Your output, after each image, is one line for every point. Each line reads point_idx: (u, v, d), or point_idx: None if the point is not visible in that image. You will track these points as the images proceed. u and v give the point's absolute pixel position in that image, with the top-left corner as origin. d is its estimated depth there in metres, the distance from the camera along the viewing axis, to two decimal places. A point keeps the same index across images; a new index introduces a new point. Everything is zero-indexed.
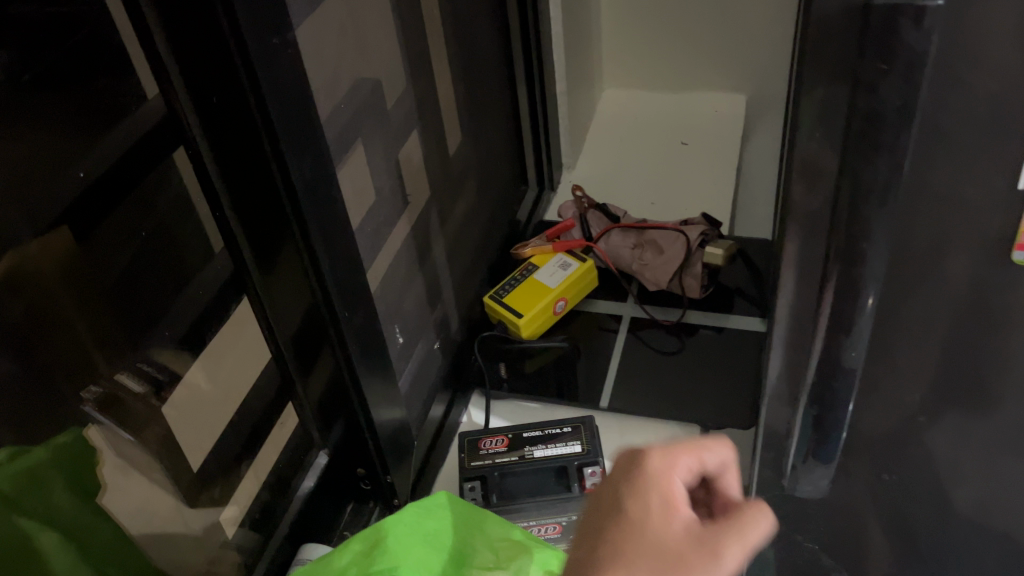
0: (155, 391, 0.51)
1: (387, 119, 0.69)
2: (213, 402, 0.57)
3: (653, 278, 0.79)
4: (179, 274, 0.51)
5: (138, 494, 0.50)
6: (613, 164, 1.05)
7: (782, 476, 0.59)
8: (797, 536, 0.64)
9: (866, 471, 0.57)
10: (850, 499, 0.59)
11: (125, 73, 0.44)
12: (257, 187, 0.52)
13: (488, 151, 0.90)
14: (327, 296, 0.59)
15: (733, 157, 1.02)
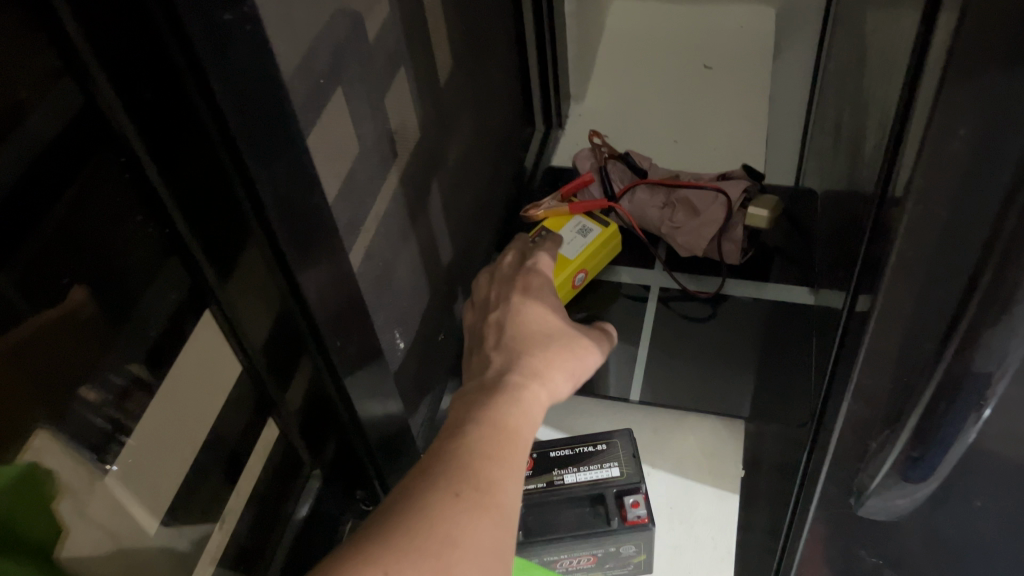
0: (117, 409, 0.41)
1: (386, 72, 0.58)
2: (186, 422, 0.47)
3: (686, 243, 0.71)
4: (121, 303, 0.40)
5: (99, 526, 0.41)
6: (627, 95, 0.94)
7: (851, 494, 0.52)
8: (858, 548, 0.56)
9: (951, 496, 0.49)
10: (928, 519, 0.51)
11: (26, 56, 0.32)
12: (212, 197, 0.40)
13: (493, 91, 0.79)
14: (301, 301, 0.48)
15: (762, 84, 0.93)
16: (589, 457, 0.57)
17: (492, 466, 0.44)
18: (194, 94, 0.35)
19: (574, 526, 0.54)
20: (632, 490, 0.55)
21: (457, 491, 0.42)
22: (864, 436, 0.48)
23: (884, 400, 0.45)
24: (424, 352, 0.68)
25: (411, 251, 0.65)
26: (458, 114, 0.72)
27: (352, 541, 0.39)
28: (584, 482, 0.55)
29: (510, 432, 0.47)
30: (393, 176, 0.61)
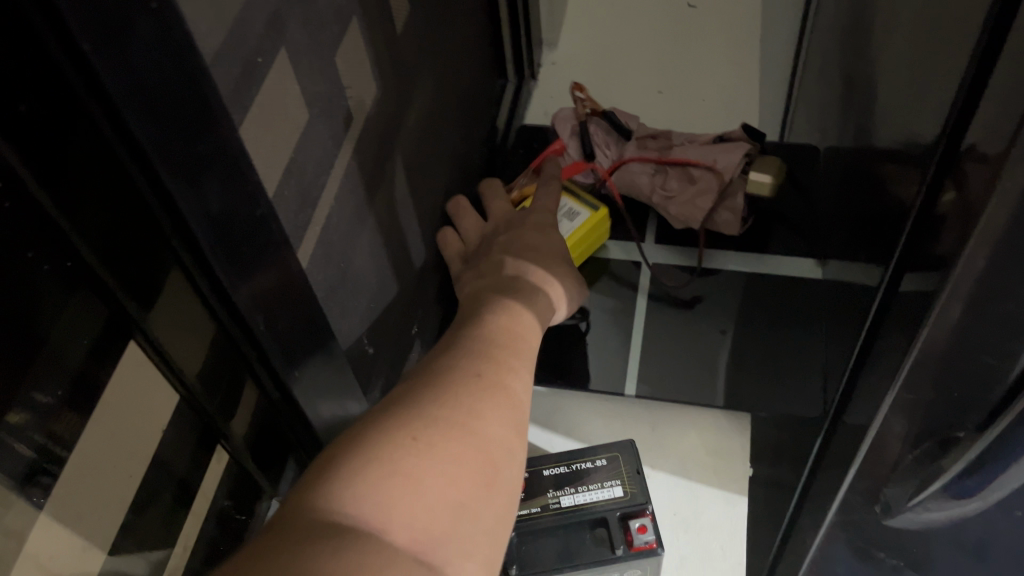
0: (46, 431, 0.35)
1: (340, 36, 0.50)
2: (127, 452, 0.41)
3: (680, 212, 0.68)
4: (23, 344, 0.32)
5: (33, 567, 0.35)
6: (605, 45, 0.88)
7: (875, 502, 0.47)
8: (875, 551, 0.52)
9: (990, 509, 0.44)
10: (959, 529, 0.47)
11: None
12: (117, 210, 0.33)
13: (461, 44, 0.70)
14: (232, 315, 0.41)
15: (748, 32, 0.87)
16: (587, 475, 0.54)
17: (509, 349, 0.48)
18: (78, 83, 0.27)
19: (577, 555, 0.51)
20: (637, 511, 0.51)
21: (478, 371, 0.44)
22: (896, 448, 0.42)
23: (923, 413, 0.40)
24: (393, 343, 0.62)
25: (375, 233, 0.57)
26: (422, 68, 0.63)
27: (388, 401, 0.42)
28: (584, 505, 0.52)
29: (522, 339, 0.50)
30: (350, 151, 0.53)
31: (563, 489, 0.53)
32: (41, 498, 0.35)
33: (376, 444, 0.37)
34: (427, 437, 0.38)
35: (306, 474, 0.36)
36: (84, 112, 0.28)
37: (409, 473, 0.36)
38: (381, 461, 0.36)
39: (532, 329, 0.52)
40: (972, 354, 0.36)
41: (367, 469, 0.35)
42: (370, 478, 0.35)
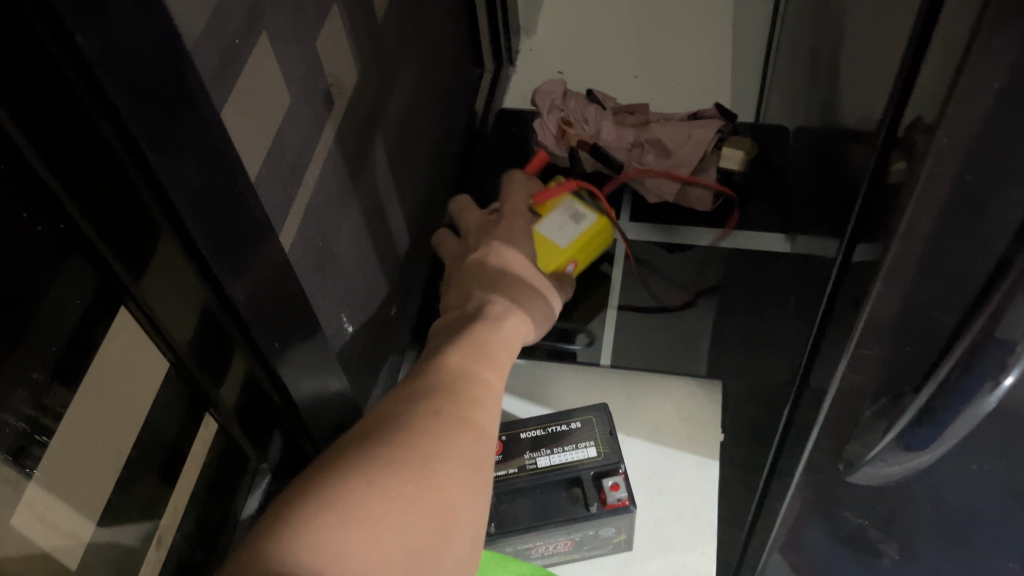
0: (37, 400, 0.36)
1: (313, 19, 0.51)
2: (115, 418, 0.42)
3: (656, 187, 0.70)
4: (17, 307, 0.33)
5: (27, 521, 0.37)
6: (584, 32, 0.91)
7: (836, 459, 0.49)
8: (840, 509, 0.54)
9: (948, 467, 0.47)
10: (916, 488, 0.49)
11: None
12: (105, 184, 0.34)
13: (439, 31, 0.72)
14: (220, 292, 0.42)
15: (722, 20, 0.90)
16: (562, 436, 0.55)
17: (471, 385, 0.49)
18: (62, 56, 0.28)
19: (552, 513, 0.52)
20: (612, 472, 0.53)
21: (438, 410, 0.45)
22: (852, 405, 0.45)
23: (875, 368, 0.42)
24: (376, 323, 0.63)
25: (356, 214, 0.59)
26: (400, 56, 0.65)
27: (349, 445, 0.42)
28: (559, 465, 0.53)
29: (483, 376, 0.51)
30: (330, 133, 0.54)
31: (539, 450, 0.55)
32: (31, 468, 0.37)
33: (336, 488, 0.38)
34: (384, 481, 0.39)
35: (268, 522, 0.37)
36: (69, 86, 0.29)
37: (366, 513, 0.37)
38: (336, 508, 0.36)
39: (502, 358, 0.54)
40: (923, 315, 0.38)
41: (326, 514, 0.36)
42: (328, 524, 0.36)
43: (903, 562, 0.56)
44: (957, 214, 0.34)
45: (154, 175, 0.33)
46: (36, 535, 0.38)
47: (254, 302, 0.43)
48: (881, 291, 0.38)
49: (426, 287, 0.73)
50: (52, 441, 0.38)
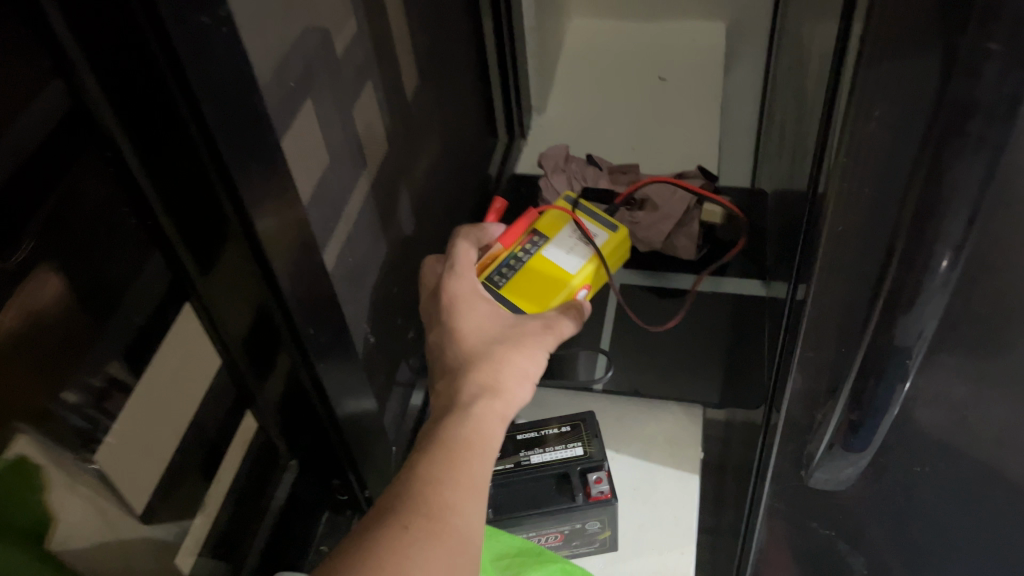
0: (100, 403, 0.45)
1: (342, 79, 0.59)
2: (167, 415, 0.50)
3: (645, 237, 0.74)
4: (104, 293, 0.44)
5: (83, 516, 0.45)
6: (590, 106, 0.99)
7: (799, 466, 0.56)
8: (810, 521, 0.60)
9: (897, 466, 0.53)
10: (871, 493, 0.56)
11: (18, 50, 0.35)
12: (191, 188, 0.43)
13: (457, 103, 0.82)
14: (281, 301, 0.51)
15: (717, 93, 0.98)
16: (553, 437, 0.61)
17: (446, 483, 0.47)
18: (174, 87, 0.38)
19: (542, 503, 0.58)
20: (596, 468, 0.59)
21: (406, 524, 0.44)
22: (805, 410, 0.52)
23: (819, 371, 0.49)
24: (393, 353, 0.71)
25: (379, 252, 0.67)
26: (426, 125, 0.75)
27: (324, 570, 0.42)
28: (549, 461, 0.59)
29: (462, 476, 0.48)
30: (362, 182, 0.63)
31: (532, 449, 0.61)
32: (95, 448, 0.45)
33: None
34: None
35: None
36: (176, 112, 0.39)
37: None
38: None
39: (483, 447, 0.51)
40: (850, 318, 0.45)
41: None
42: None
43: (875, 567, 0.62)
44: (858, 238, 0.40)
45: (233, 184, 0.42)
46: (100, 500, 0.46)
47: (303, 308, 0.52)
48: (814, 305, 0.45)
49: None
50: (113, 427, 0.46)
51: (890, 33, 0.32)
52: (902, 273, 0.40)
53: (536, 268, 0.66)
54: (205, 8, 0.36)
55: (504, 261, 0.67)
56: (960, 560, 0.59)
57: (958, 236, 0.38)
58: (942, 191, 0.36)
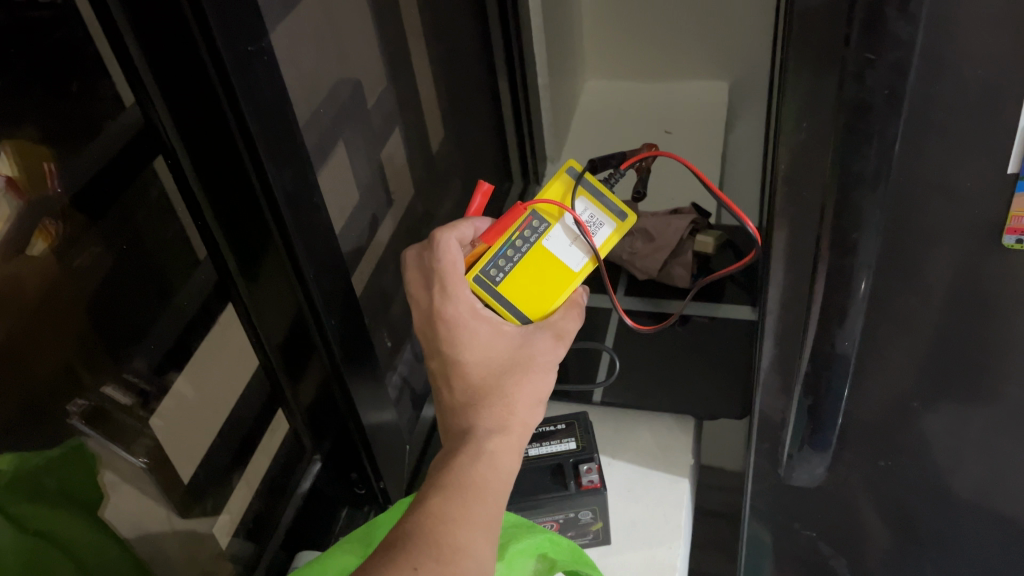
0: (144, 403, 0.52)
1: (368, 121, 0.65)
2: (204, 410, 0.58)
3: (644, 266, 0.86)
4: (161, 283, 0.52)
5: (127, 506, 0.52)
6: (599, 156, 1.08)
7: (777, 464, 0.66)
8: (793, 523, 0.72)
9: (862, 457, 0.64)
10: (842, 485, 0.66)
11: (98, 76, 0.44)
12: (236, 193, 0.51)
13: (476, 150, 0.90)
14: (312, 303, 0.58)
15: (716, 144, 1.06)
16: (551, 434, 0.72)
17: (462, 522, 0.45)
18: (224, 100, 0.46)
19: (539, 493, 0.68)
20: (586, 461, 0.69)
21: (418, 565, 0.41)
22: (779, 405, 0.62)
23: (786, 367, 0.58)
24: (411, 371, 0.77)
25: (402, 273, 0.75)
26: (449, 170, 0.83)
27: None
28: (546, 455, 0.70)
29: (479, 518, 0.46)
30: (389, 212, 0.72)
31: (531, 445, 0.71)
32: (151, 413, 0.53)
33: None
34: None
35: None
36: (225, 122, 0.47)
37: None
38: None
39: (496, 486, 0.50)
40: (803, 305, 0.54)
41: None
42: None
43: (845, 527, 0.70)
44: (800, 229, 0.50)
45: (269, 186, 0.50)
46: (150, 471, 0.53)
47: (331, 311, 0.59)
48: (778, 307, 0.55)
49: None
50: (157, 407, 0.53)
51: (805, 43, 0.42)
52: (838, 252, 0.49)
53: (533, 266, 0.64)
54: (252, 39, 0.46)
55: (500, 255, 0.64)
56: (918, 522, 0.67)
57: (873, 223, 0.48)
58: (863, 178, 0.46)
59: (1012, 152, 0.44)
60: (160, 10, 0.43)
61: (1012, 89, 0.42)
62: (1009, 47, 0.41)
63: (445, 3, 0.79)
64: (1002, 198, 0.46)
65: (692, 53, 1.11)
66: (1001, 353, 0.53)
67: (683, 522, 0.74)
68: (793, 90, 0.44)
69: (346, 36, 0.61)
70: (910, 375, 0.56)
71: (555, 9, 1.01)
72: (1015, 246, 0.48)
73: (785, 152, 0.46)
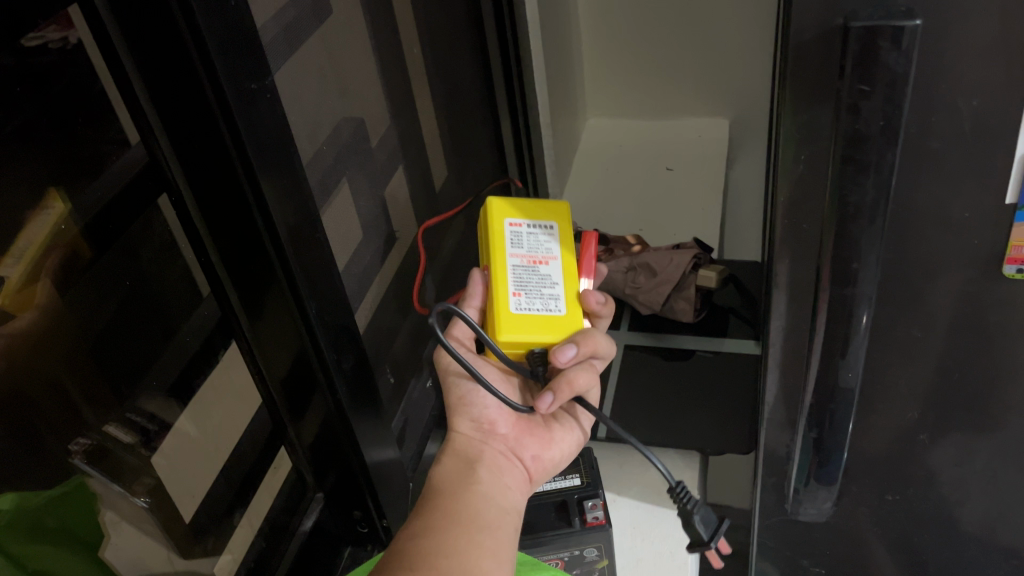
0: (146, 442, 0.51)
1: (372, 158, 0.66)
2: (204, 451, 0.57)
3: (646, 300, 0.87)
4: (165, 320, 0.52)
5: (129, 546, 0.51)
6: (602, 193, 1.10)
7: (784, 500, 0.66)
8: (801, 558, 0.71)
9: (868, 492, 0.63)
10: (849, 520, 0.66)
11: (107, 119, 0.45)
12: (237, 230, 0.52)
13: (479, 186, 0.91)
14: (315, 341, 0.58)
15: (716, 180, 1.08)
16: (554, 470, 0.73)
17: (424, 537, 0.50)
18: (229, 138, 0.47)
19: (545, 529, 0.69)
20: (591, 496, 0.70)
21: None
22: (784, 438, 0.61)
23: (790, 400, 0.58)
24: (414, 408, 0.77)
25: (405, 309, 0.75)
26: (451, 206, 0.84)
27: None
28: (549, 489, 0.71)
29: (450, 512, 0.53)
30: (393, 248, 0.72)
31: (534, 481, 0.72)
32: (155, 447, 0.52)
33: None
34: None
35: None
36: (230, 161, 0.48)
37: None
38: None
39: (452, 491, 0.56)
40: (805, 336, 0.54)
41: None
42: None
43: (853, 562, 0.69)
44: (801, 260, 0.50)
45: (273, 229, 0.51)
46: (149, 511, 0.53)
47: (334, 347, 0.59)
48: (779, 336, 0.55)
49: None
50: (158, 447, 0.53)
51: (800, 71, 0.43)
52: (840, 286, 0.49)
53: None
54: (255, 77, 0.47)
55: None
56: (926, 556, 0.66)
57: (873, 257, 0.47)
58: (861, 210, 0.46)
59: (1008, 183, 0.45)
60: (167, 51, 0.44)
61: (1005, 121, 0.42)
62: (1002, 78, 0.41)
63: (446, 42, 0.80)
64: (998, 228, 0.46)
65: (694, 87, 1.12)
66: (1005, 384, 0.53)
67: (690, 559, 0.73)
68: (790, 118, 0.45)
69: (349, 74, 0.61)
70: (914, 407, 0.56)
71: (556, 48, 1.02)
72: (1016, 275, 0.48)
73: (784, 182, 0.47)
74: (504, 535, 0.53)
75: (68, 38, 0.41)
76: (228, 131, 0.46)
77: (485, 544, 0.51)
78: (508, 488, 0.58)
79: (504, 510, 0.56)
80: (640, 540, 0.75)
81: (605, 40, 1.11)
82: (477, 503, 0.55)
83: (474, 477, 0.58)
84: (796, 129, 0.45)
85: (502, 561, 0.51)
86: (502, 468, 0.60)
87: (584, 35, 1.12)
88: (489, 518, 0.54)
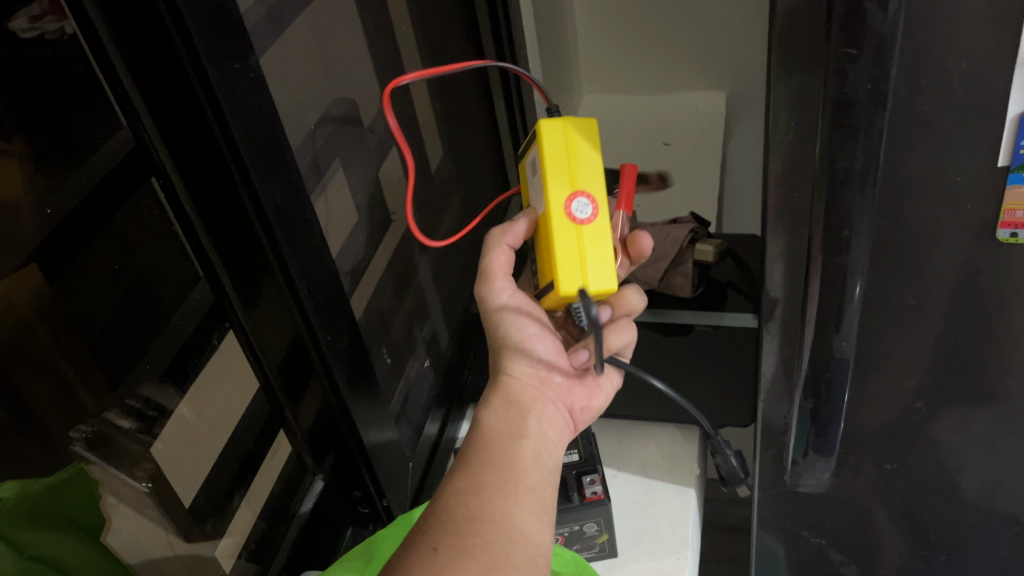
0: (143, 426, 0.52)
1: (365, 138, 0.66)
2: (203, 435, 0.58)
3: (644, 276, 0.86)
4: (160, 305, 0.52)
5: (132, 528, 0.51)
6: None
7: (784, 471, 0.66)
8: (803, 531, 0.71)
9: (867, 462, 0.63)
10: (849, 490, 0.66)
11: (94, 103, 0.44)
12: (227, 214, 0.51)
13: (473, 167, 0.91)
14: (307, 321, 0.57)
15: (713, 153, 1.07)
16: None
17: (469, 496, 0.50)
18: (214, 119, 0.46)
19: None
20: (590, 471, 0.69)
21: (435, 545, 0.46)
22: (781, 409, 0.61)
23: (788, 370, 0.58)
24: (412, 388, 0.77)
25: (403, 290, 0.75)
26: (446, 186, 0.84)
27: None
28: None
29: (494, 466, 0.53)
30: (389, 231, 0.72)
31: None
32: (155, 434, 0.53)
33: None
34: None
35: None
36: (216, 142, 0.47)
37: None
38: None
39: (503, 441, 0.56)
40: (799, 307, 0.54)
41: None
42: None
43: (854, 533, 0.69)
44: (793, 230, 0.50)
45: (261, 208, 0.50)
46: (148, 497, 0.53)
47: (331, 329, 0.59)
48: (773, 306, 0.55)
49: (459, 364, 0.88)
50: (158, 432, 0.53)
51: (786, 38, 0.43)
52: (832, 255, 0.49)
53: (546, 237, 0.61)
54: (238, 57, 0.46)
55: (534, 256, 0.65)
56: (928, 525, 0.66)
57: (864, 225, 0.47)
58: (852, 178, 0.45)
59: (999, 146, 0.44)
60: (151, 35, 0.43)
61: (995, 82, 0.42)
62: (991, 40, 0.41)
63: (437, 22, 0.80)
64: (991, 192, 0.46)
65: (690, 60, 1.11)
66: (1001, 349, 0.52)
67: (691, 533, 0.73)
68: (781, 85, 0.44)
69: (339, 55, 0.61)
70: (912, 376, 0.56)
71: (548, 25, 1.02)
72: (1009, 239, 0.47)
73: (775, 151, 0.47)
74: (547, 492, 0.53)
75: (65, 28, 0.42)
76: (214, 113, 0.46)
77: (530, 505, 0.51)
78: (549, 442, 0.59)
79: (549, 466, 0.56)
80: (641, 515, 0.75)
81: (599, 15, 1.10)
82: (521, 454, 0.56)
83: (522, 424, 0.58)
84: (785, 96, 0.45)
85: (546, 522, 0.51)
86: (546, 418, 0.60)
87: (578, 12, 1.11)
88: (534, 476, 0.54)
